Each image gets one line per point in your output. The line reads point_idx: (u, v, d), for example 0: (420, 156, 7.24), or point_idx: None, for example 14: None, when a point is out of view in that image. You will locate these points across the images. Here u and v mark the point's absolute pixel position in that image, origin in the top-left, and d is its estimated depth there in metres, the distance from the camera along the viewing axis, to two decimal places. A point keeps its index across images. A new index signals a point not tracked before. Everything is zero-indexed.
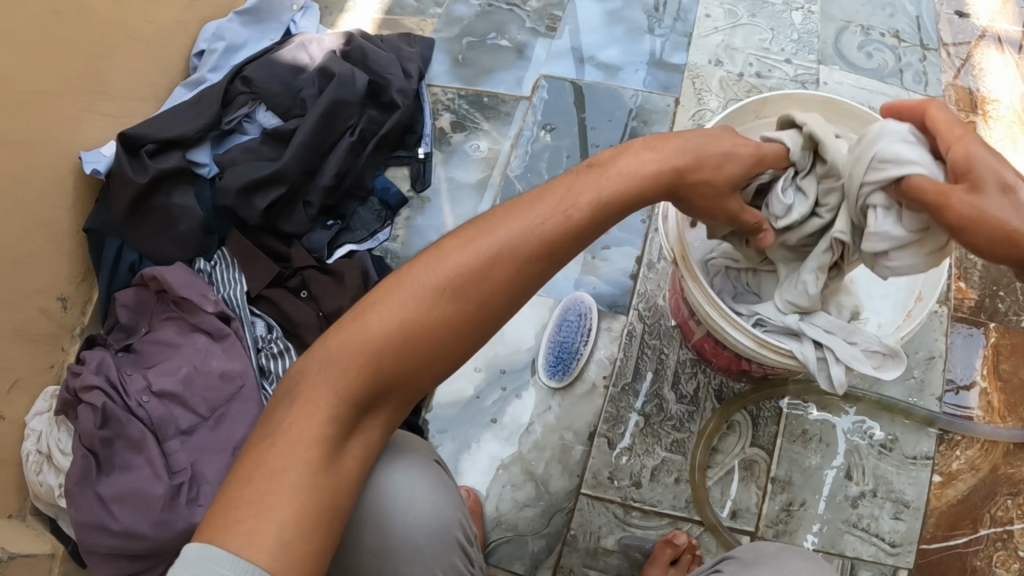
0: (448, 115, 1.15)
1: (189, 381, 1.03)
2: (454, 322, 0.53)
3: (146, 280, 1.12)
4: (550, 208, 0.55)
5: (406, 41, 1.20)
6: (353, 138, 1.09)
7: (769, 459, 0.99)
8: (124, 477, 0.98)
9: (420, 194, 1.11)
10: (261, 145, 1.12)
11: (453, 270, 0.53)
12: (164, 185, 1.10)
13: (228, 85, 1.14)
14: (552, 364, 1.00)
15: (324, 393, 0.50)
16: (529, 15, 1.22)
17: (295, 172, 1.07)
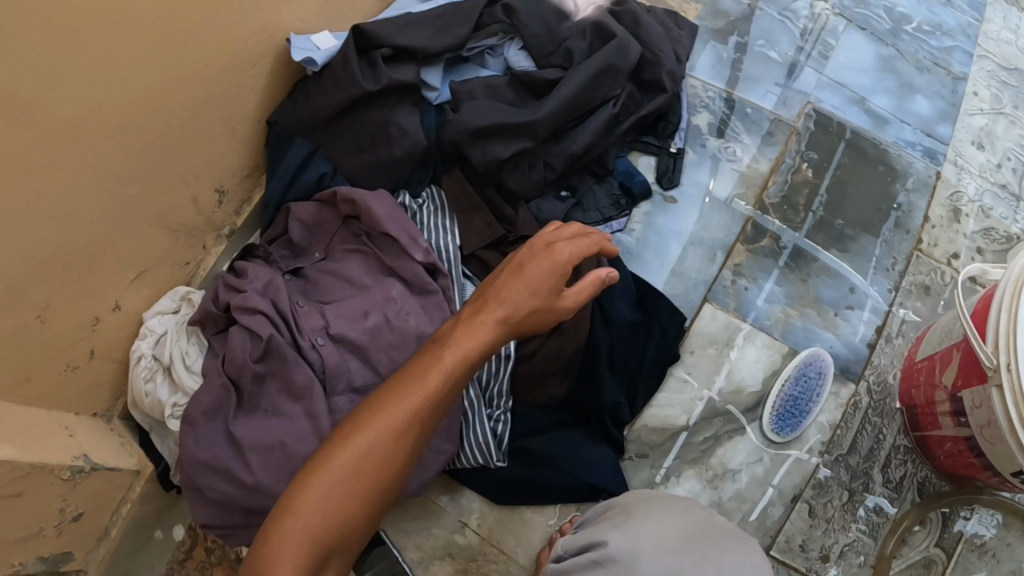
0: (706, 115, 1.05)
1: (375, 333, 0.86)
2: (360, 489, 0.62)
3: (337, 199, 0.93)
4: (414, 387, 0.65)
5: (673, 20, 1.08)
6: (614, 110, 0.97)
7: (946, 563, 0.95)
8: (271, 426, 0.85)
9: (665, 192, 1.00)
10: (505, 86, 0.97)
11: (355, 459, 0.62)
12: (391, 97, 0.93)
13: (484, 9, 0.99)
14: (780, 418, 0.92)
15: (300, 527, 0.60)
16: (802, 33, 1.12)
17: (549, 128, 0.93)
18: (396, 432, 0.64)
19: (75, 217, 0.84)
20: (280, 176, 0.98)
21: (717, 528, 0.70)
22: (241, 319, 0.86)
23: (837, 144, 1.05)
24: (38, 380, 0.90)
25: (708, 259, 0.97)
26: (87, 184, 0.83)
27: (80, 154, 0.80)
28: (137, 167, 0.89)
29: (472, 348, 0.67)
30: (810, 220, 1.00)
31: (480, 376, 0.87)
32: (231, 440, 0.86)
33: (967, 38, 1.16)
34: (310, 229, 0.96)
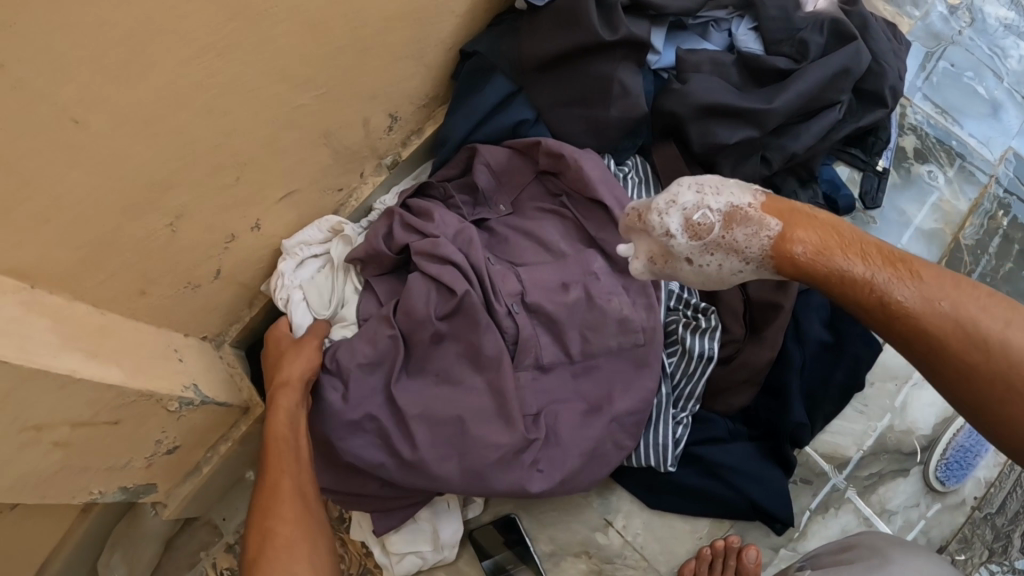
0: (913, 138, 1.00)
1: (574, 308, 0.78)
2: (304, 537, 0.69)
3: (536, 151, 0.83)
4: (285, 461, 0.72)
5: (893, 33, 1.01)
6: (837, 116, 0.91)
7: None
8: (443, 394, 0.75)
9: (864, 211, 0.96)
10: (731, 65, 0.90)
11: (287, 495, 0.70)
12: (620, 53, 0.84)
13: None
14: (947, 467, 0.89)
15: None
16: (1009, 74, 1.08)
17: (777, 122, 0.86)
18: (298, 480, 0.71)
19: (239, 117, 0.72)
20: (469, 114, 0.86)
21: None
22: (423, 266, 0.77)
23: None
24: (155, 294, 0.77)
25: None
26: (264, 81, 0.72)
27: (264, 44, 0.69)
28: (325, 71, 0.78)
29: (278, 462, 0.72)
30: (1000, 269, 0.97)
31: (670, 372, 0.82)
32: (391, 403, 0.75)
33: None
34: (497, 176, 0.85)
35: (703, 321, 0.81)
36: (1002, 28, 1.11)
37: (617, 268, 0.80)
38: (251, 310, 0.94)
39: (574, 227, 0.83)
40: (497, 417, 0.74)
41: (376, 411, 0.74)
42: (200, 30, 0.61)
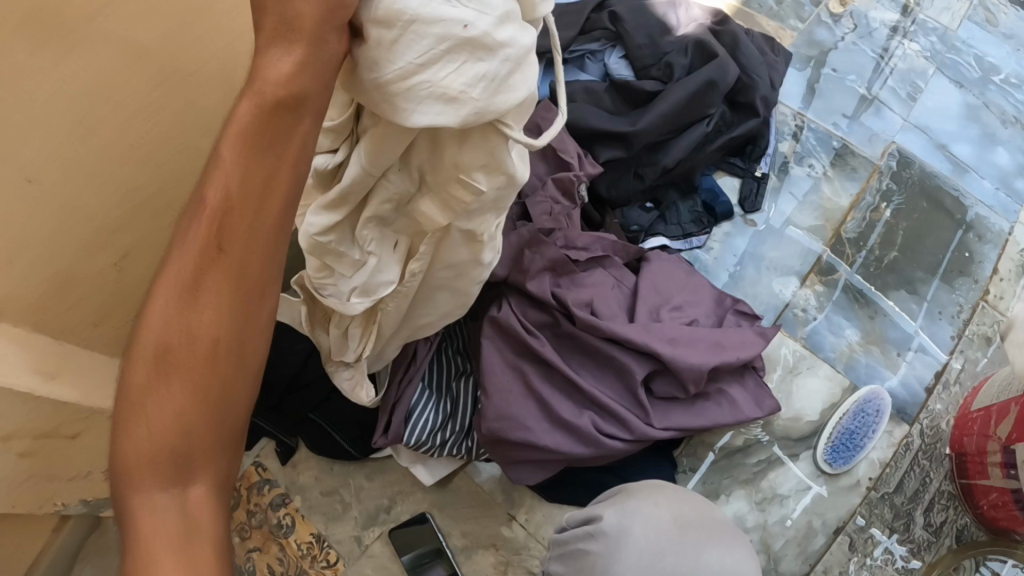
0: (791, 143, 1.07)
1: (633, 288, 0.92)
2: (222, 326, 0.45)
3: None
4: (231, 169, 0.44)
5: (771, 46, 1.08)
6: (706, 128, 0.98)
7: None
8: (591, 373, 0.88)
9: (745, 216, 1.02)
10: (604, 91, 0.98)
11: (196, 246, 0.45)
12: None
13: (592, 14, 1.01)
14: (835, 449, 0.94)
15: (130, 430, 0.45)
16: (891, 74, 1.14)
17: (645, 141, 0.94)
18: (235, 228, 0.45)
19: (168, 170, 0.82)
20: None
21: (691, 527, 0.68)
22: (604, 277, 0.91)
23: (919, 188, 1.06)
24: (105, 327, 0.87)
25: (780, 291, 0.98)
26: (190, 142, 0.84)
27: (183, 111, 0.81)
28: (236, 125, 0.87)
29: (228, 169, 0.45)
30: (884, 259, 1.02)
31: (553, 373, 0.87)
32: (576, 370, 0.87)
33: None
34: None
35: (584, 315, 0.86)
36: (887, 31, 1.17)
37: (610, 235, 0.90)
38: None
39: (517, 214, 0.90)
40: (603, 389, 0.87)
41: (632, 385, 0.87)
42: (126, 103, 0.74)
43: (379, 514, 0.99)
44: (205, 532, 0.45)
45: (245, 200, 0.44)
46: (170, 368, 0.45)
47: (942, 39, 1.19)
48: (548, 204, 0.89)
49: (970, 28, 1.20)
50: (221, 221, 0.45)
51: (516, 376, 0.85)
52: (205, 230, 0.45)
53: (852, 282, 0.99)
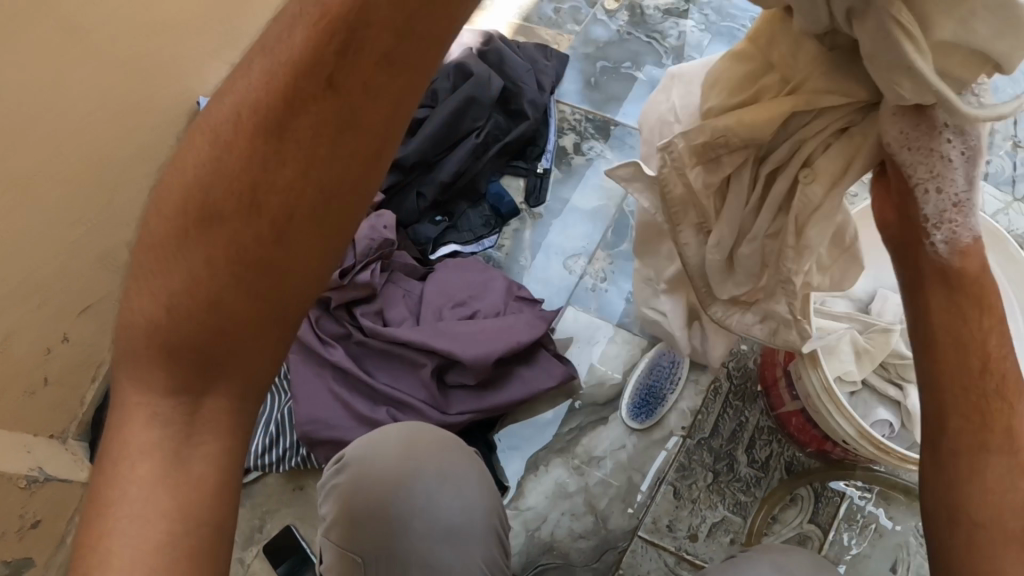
0: (571, 136, 1.16)
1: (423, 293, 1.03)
2: (280, 228, 0.41)
3: None
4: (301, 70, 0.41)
5: (542, 52, 1.20)
6: (475, 141, 1.10)
7: (823, 538, 1.00)
8: (390, 374, 0.98)
9: (532, 209, 1.12)
10: None
11: (255, 130, 0.41)
12: None
13: None
14: (636, 405, 1.01)
15: (145, 295, 0.43)
16: (667, 52, 1.22)
17: (416, 163, 1.08)
18: (319, 124, 0.41)
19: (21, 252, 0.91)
20: None
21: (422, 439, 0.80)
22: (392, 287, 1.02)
23: None
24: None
25: (570, 272, 1.08)
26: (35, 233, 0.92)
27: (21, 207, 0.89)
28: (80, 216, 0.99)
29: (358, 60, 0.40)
30: None
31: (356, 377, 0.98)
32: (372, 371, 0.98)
33: None
34: None
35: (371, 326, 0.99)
36: (661, 14, 1.26)
37: (387, 239, 1.00)
38: (84, 406, 1.10)
39: None
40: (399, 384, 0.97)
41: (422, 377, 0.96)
42: None
43: (254, 534, 1.09)
44: (207, 440, 0.43)
45: (359, 89, 0.41)
46: (202, 252, 0.42)
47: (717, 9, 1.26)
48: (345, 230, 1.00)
49: None
50: (288, 91, 0.41)
51: (321, 382, 0.97)
52: (273, 102, 0.41)
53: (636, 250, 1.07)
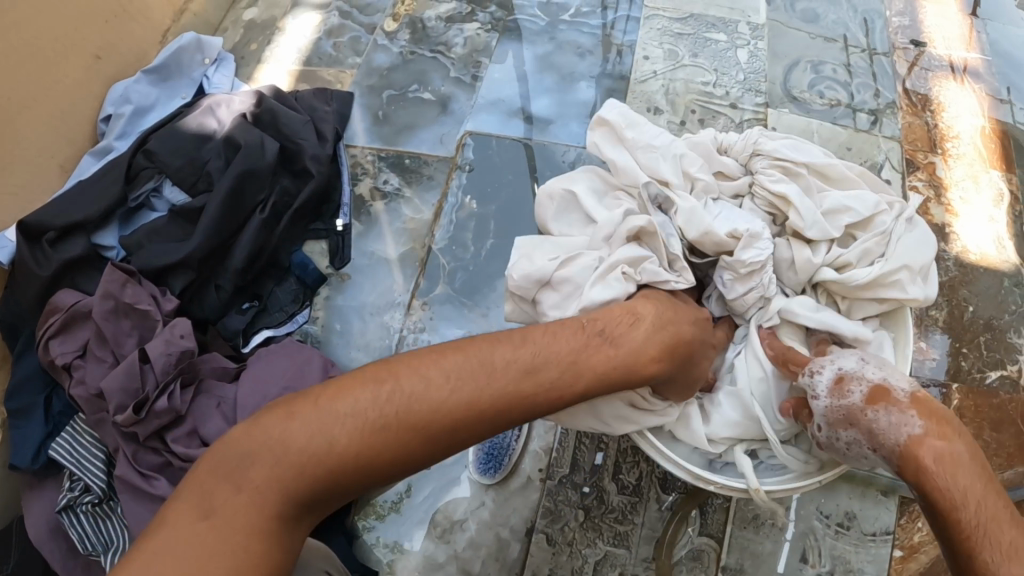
0: (367, 181, 1.09)
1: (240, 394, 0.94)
2: (405, 451, 0.58)
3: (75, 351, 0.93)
4: (477, 363, 0.61)
5: (322, 97, 1.12)
6: (263, 215, 1.01)
7: (718, 547, 0.92)
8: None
9: (339, 271, 1.05)
10: (167, 223, 1.02)
11: (446, 396, 0.59)
12: (71, 275, 0.99)
13: (130, 159, 1.04)
14: (483, 459, 0.96)
15: (238, 448, 0.57)
16: (454, 63, 1.14)
17: (205, 257, 0.99)
18: (469, 401, 0.59)
19: None
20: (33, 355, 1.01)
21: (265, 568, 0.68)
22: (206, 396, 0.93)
23: (502, 163, 1.05)
24: None
25: (388, 328, 1.01)
26: None
27: None
28: None
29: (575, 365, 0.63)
30: (482, 250, 1.01)
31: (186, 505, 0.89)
32: None
33: (631, 3, 1.16)
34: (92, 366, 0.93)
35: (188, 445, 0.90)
36: (443, 23, 1.18)
37: (186, 349, 0.93)
38: None
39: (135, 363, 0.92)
40: None
41: None
42: None
43: None
44: (275, 538, 0.54)
45: (544, 384, 0.62)
46: (375, 435, 0.57)
47: (501, 4, 1.18)
48: (156, 348, 0.92)
49: None
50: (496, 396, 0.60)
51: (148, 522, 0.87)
52: (499, 385, 0.60)
53: (452, 291, 1.00)
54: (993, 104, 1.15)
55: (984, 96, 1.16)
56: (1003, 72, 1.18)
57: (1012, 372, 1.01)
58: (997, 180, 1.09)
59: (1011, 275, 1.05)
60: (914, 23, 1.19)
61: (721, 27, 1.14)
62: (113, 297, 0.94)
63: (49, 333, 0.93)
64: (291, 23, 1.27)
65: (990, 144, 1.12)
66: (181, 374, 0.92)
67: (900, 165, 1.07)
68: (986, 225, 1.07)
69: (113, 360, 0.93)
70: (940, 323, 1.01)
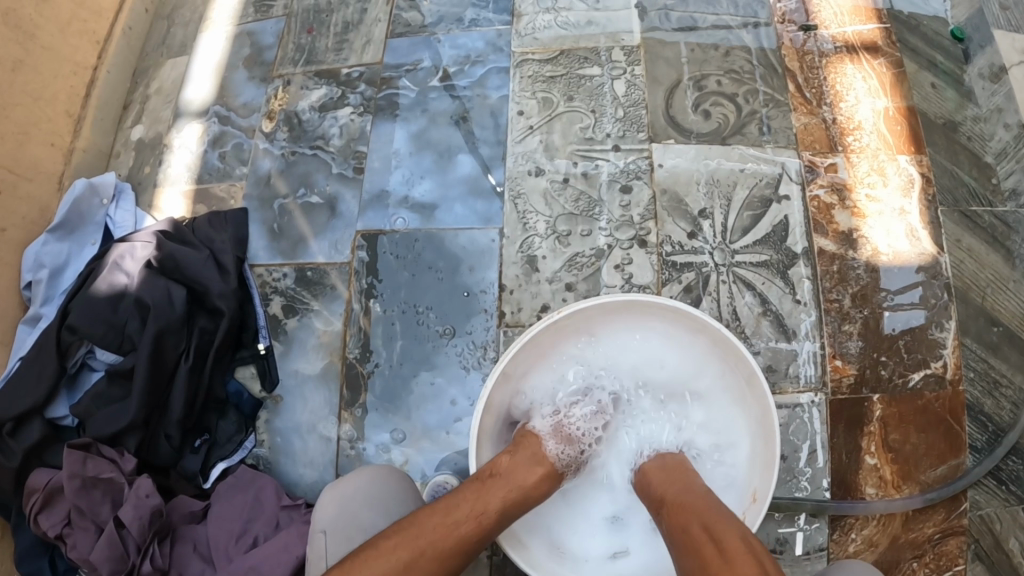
0: (277, 300, 1.08)
1: (215, 530, 0.98)
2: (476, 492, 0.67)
3: (60, 517, 0.99)
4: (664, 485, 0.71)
5: (218, 223, 1.11)
6: (188, 363, 1.03)
7: None
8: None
9: (271, 393, 1.06)
10: (108, 386, 1.05)
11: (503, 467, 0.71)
12: (37, 456, 1.05)
13: (57, 334, 1.06)
14: None
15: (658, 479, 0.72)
16: (334, 157, 1.12)
17: (147, 417, 1.02)
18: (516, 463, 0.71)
19: None
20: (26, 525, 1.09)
21: (361, 525, 0.77)
22: (184, 541, 0.99)
23: (397, 258, 1.04)
24: None
25: (328, 441, 1.02)
26: None
27: None
28: None
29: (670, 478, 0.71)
30: (394, 353, 1.01)
31: None
32: None
33: (498, 54, 1.13)
34: (76, 533, 0.97)
35: None
36: (317, 114, 1.15)
37: (153, 507, 0.97)
38: None
39: (117, 525, 0.97)
40: None
41: None
42: None
43: None
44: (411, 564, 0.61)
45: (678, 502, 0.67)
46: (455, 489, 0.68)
47: (370, 82, 1.15)
48: (133, 509, 0.96)
49: (392, 46, 1.16)
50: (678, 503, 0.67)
51: None
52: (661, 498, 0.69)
53: (374, 399, 1.00)
54: (896, 81, 1.10)
55: (886, 73, 1.10)
56: (903, 39, 1.12)
57: (936, 369, 1.01)
58: (906, 166, 1.06)
59: (925, 268, 1.03)
60: (801, 4, 1.14)
61: (594, 60, 1.11)
62: (78, 474, 0.98)
63: (34, 512, 0.99)
64: (176, 138, 1.23)
65: (892, 127, 1.07)
66: (155, 533, 0.97)
67: (797, 176, 1.04)
68: (897, 220, 1.04)
69: (98, 527, 0.98)
70: (858, 337, 0.99)
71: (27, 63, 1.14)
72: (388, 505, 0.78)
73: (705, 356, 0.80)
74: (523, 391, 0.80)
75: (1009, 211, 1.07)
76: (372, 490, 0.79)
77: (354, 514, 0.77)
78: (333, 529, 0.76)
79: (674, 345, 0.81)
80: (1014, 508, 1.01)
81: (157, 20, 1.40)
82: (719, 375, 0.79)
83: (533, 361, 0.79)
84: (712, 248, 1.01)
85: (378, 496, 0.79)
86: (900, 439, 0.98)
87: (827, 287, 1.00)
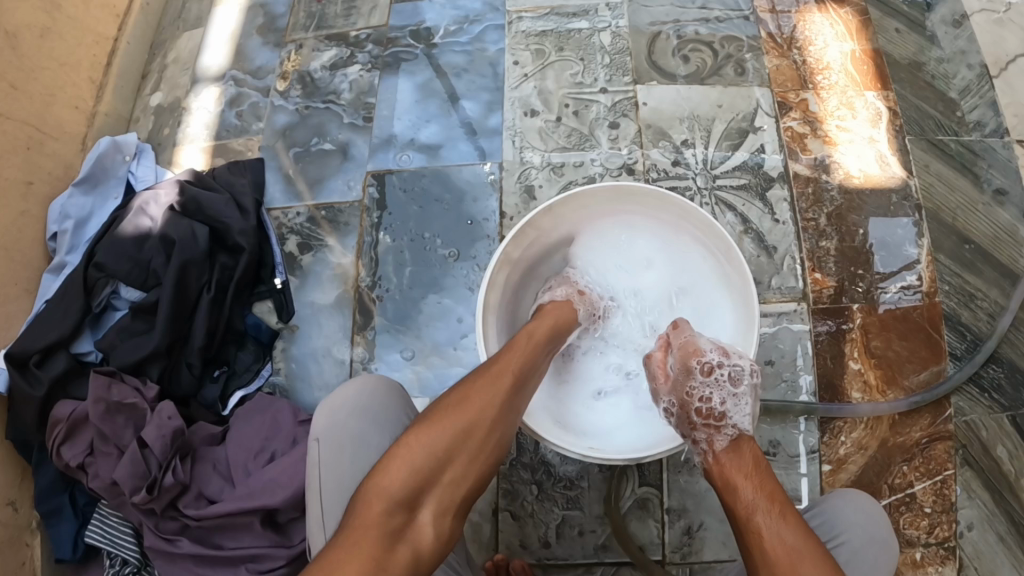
0: (293, 239, 1.16)
1: (234, 450, 1.02)
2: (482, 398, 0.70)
3: (83, 445, 1.02)
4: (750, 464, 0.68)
5: (236, 170, 1.19)
6: (211, 294, 1.09)
7: (660, 493, 1.00)
8: (234, 540, 0.97)
9: (288, 323, 1.12)
10: (132, 319, 1.10)
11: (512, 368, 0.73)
12: (62, 388, 1.09)
13: (84, 273, 1.12)
14: None
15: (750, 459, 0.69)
16: (345, 109, 1.21)
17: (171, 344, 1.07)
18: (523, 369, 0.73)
19: None
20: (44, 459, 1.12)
21: (353, 433, 0.78)
22: (203, 462, 1.03)
23: (405, 194, 1.13)
24: None
25: (342, 364, 1.08)
26: None
27: None
28: None
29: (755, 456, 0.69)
30: (403, 278, 1.09)
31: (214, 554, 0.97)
32: (218, 545, 0.98)
33: (495, 13, 1.23)
34: (98, 458, 1.01)
35: (197, 508, 0.99)
36: (329, 72, 1.25)
37: (176, 427, 1.01)
38: None
39: (139, 447, 1.00)
40: (253, 536, 0.96)
41: (264, 528, 0.96)
42: None
43: None
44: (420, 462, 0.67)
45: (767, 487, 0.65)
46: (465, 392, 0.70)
47: (377, 41, 1.25)
48: (155, 430, 1.00)
49: (397, 9, 1.27)
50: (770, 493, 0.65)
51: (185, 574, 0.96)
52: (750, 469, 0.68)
53: (386, 321, 1.07)
54: (861, 27, 1.20)
55: (852, 20, 1.20)
56: None
57: (912, 281, 1.07)
58: (874, 101, 1.15)
59: (897, 190, 1.11)
60: None
61: (583, 14, 1.21)
62: (102, 398, 1.02)
63: (59, 441, 1.02)
64: (195, 101, 1.32)
65: (860, 66, 1.17)
66: (177, 452, 1.01)
67: (773, 110, 1.13)
68: (868, 147, 1.12)
69: (119, 450, 1.01)
70: (834, 252, 1.07)
71: (53, 31, 1.23)
72: (377, 415, 0.80)
73: (686, 241, 0.87)
74: (523, 282, 0.89)
75: (974, 139, 1.15)
76: (360, 401, 0.80)
77: (345, 424, 0.78)
78: (327, 439, 0.77)
79: (668, 244, 0.90)
80: (998, 415, 1.03)
81: (174, 1, 1.51)
82: (712, 277, 0.87)
83: (546, 241, 0.88)
84: (696, 175, 1.09)
85: (369, 406, 0.80)
86: (881, 346, 1.04)
87: (804, 208, 1.08)
